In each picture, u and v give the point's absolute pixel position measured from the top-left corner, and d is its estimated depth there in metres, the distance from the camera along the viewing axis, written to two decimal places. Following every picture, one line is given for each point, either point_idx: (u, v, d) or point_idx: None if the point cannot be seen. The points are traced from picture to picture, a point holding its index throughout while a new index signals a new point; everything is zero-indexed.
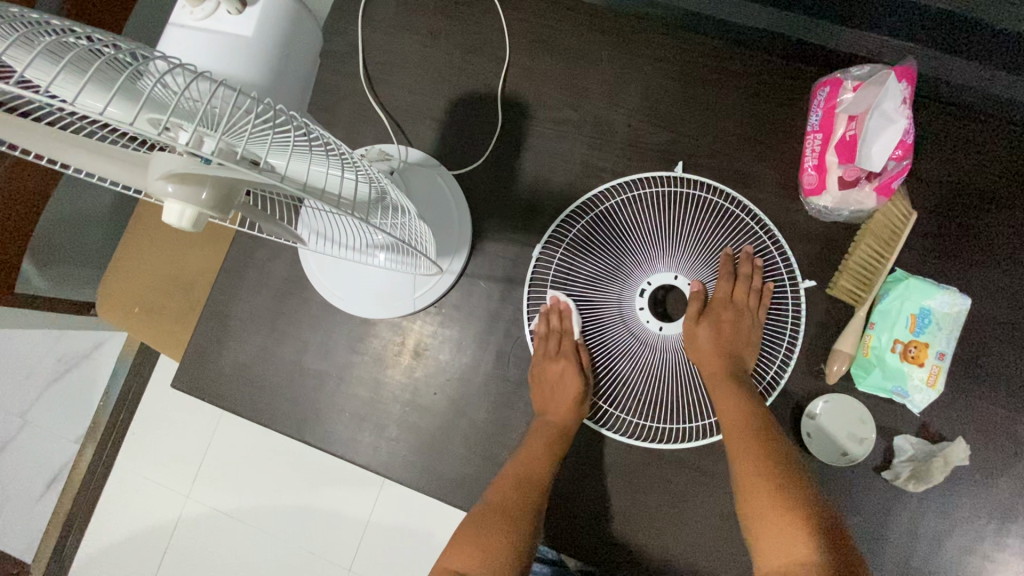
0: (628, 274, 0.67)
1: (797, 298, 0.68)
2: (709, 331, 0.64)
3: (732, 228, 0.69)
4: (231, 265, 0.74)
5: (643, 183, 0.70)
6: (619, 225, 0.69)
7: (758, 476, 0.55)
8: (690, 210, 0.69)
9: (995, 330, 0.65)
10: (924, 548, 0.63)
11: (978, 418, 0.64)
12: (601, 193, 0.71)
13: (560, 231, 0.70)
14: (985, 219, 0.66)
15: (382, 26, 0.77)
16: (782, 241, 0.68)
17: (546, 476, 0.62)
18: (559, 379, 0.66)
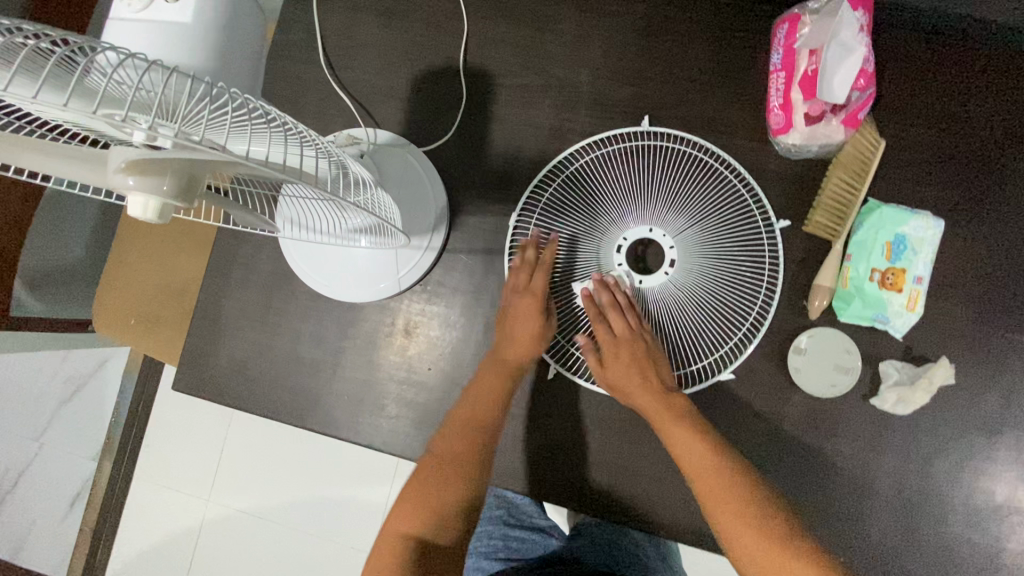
0: (605, 231, 0.69)
1: (774, 240, 0.67)
2: (625, 358, 0.65)
3: (707, 175, 0.68)
4: (217, 265, 0.76)
5: (613, 139, 0.71)
6: (592, 183, 0.70)
7: (716, 481, 0.57)
8: (660, 162, 0.69)
9: (973, 250, 0.65)
10: (919, 469, 0.65)
11: (963, 338, 0.65)
12: (573, 153, 0.71)
13: (536, 194, 0.71)
14: (959, 140, 0.66)
15: (338, 11, 0.77)
16: (754, 184, 0.67)
17: (490, 415, 0.65)
18: (519, 312, 0.67)
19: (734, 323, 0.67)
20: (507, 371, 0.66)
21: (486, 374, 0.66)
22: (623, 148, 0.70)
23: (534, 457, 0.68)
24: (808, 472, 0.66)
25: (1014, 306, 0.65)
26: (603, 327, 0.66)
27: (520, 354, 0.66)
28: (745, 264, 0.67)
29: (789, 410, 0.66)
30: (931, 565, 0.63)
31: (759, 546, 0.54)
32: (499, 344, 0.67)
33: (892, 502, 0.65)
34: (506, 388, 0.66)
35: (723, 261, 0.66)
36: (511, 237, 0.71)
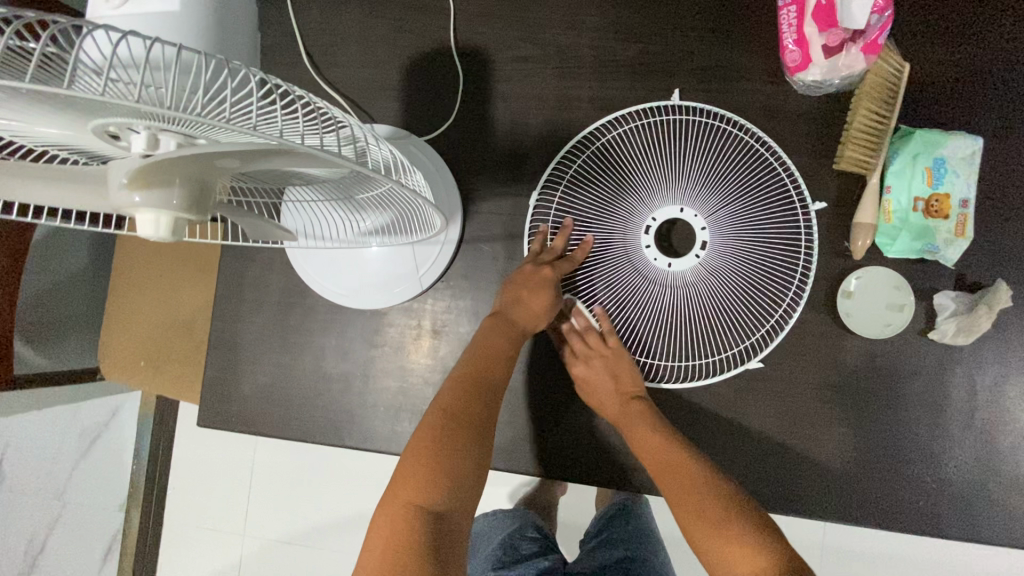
0: (631, 212, 0.65)
1: (806, 207, 0.64)
2: (597, 363, 0.64)
3: (727, 140, 0.65)
4: (226, 288, 0.72)
5: (640, 113, 0.67)
6: (621, 158, 0.66)
7: (667, 475, 0.57)
8: (680, 136, 0.65)
9: (1014, 164, 0.62)
10: (987, 400, 0.62)
11: (1015, 258, 0.62)
12: (605, 124, 0.68)
13: (553, 183, 0.68)
14: (987, 53, 0.63)
15: (315, 6, 0.73)
16: (779, 150, 0.64)
17: (495, 387, 0.60)
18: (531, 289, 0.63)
19: (778, 292, 0.64)
20: (515, 336, 0.63)
21: (487, 336, 0.62)
22: (639, 125, 0.67)
23: (588, 441, 0.66)
24: (871, 416, 0.63)
25: None
26: (577, 342, 0.66)
27: (529, 320, 0.63)
28: (780, 229, 0.64)
29: (845, 356, 0.64)
30: (1012, 493, 0.61)
31: (712, 536, 0.53)
32: (503, 308, 0.64)
33: (963, 437, 0.62)
34: (512, 352, 0.63)
35: (756, 232, 0.63)
36: (532, 230, 0.68)
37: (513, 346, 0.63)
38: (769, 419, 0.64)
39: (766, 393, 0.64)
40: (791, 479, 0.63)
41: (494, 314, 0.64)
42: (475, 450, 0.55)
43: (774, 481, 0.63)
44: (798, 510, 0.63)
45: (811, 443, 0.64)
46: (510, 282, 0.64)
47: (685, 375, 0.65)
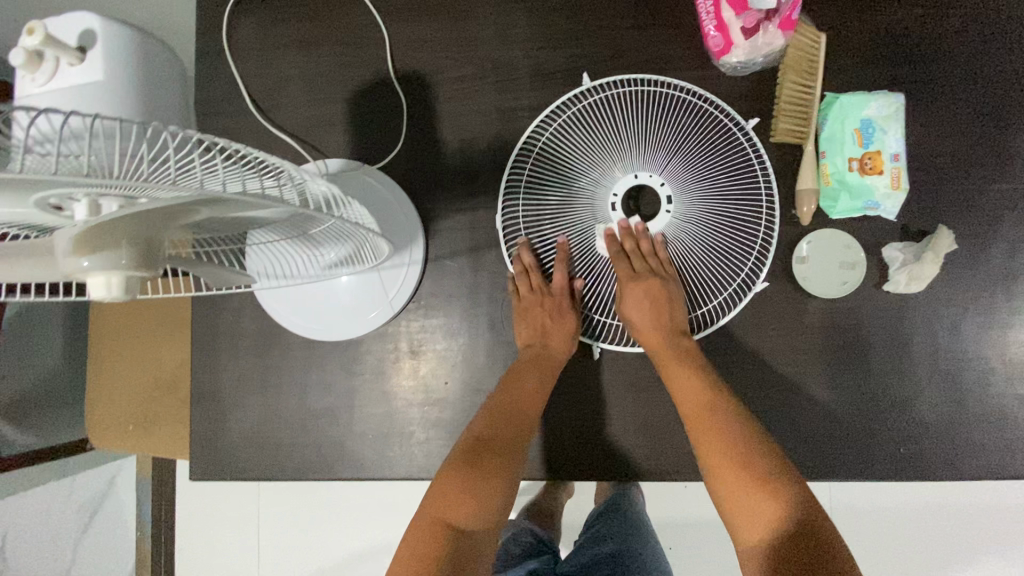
0: (593, 191, 0.67)
1: (762, 159, 0.66)
2: (643, 294, 0.63)
3: (678, 106, 0.67)
4: (201, 340, 0.73)
5: (584, 95, 0.69)
6: (573, 141, 0.68)
7: (703, 423, 0.56)
8: (628, 107, 0.68)
9: (937, 115, 0.66)
10: (947, 339, 0.65)
11: (952, 201, 0.65)
12: (549, 115, 0.69)
13: (517, 172, 0.69)
14: (895, 15, 0.67)
15: (253, 53, 0.75)
16: (727, 108, 0.66)
17: (530, 411, 0.61)
18: (541, 311, 0.66)
19: (744, 247, 0.66)
20: (551, 367, 0.64)
21: (525, 368, 0.64)
22: (591, 103, 0.68)
23: (577, 437, 0.67)
24: (842, 373, 0.66)
25: (990, 158, 0.65)
26: (628, 266, 0.65)
27: (562, 346, 0.65)
28: (741, 186, 0.65)
29: (809, 319, 0.66)
30: (984, 425, 0.64)
31: (741, 488, 0.52)
32: (534, 339, 0.65)
33: (930, 378, 0.65)
34: (550, 380, 0.64)
35: (720, 188, 0.65)
36: (502, 222, 0.69)
37: (550, 379, 0.64)
38: (746, 389, 0.66)
39: (739, 365, 0.67)
40: (775, 444, 0.65)
41: (529, 346, 0.65)
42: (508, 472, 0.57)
43: None
44: None
45: (790, 406, 0.66)
46: (523, 310, 0.67)
47: None
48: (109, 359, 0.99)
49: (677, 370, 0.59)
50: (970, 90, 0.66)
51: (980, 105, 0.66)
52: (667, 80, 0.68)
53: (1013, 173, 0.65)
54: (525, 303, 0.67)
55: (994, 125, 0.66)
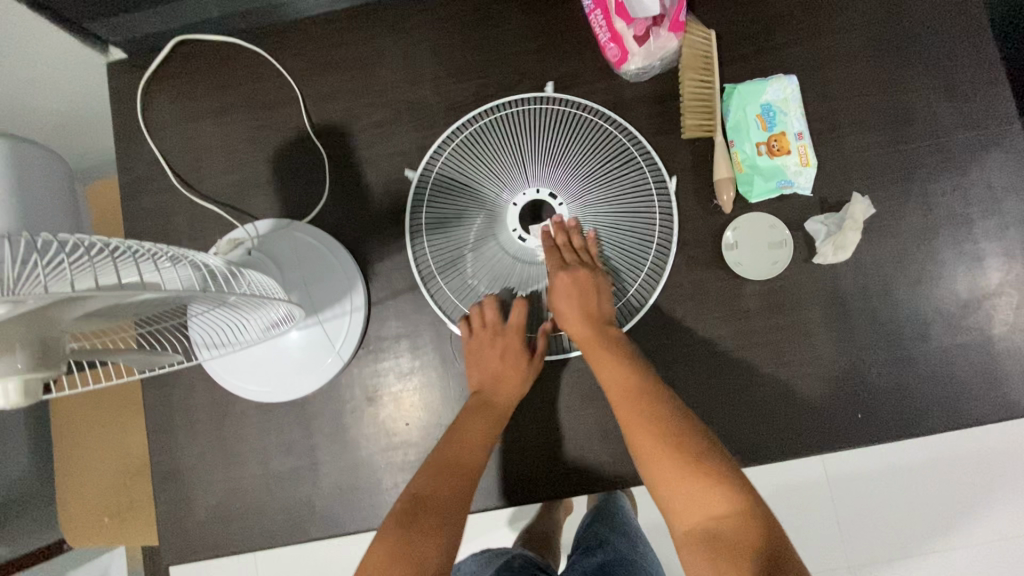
0: (490, 212, 0.69)
1: (642, 147, 0.69)
2: (567, 282, 0.63)
3: (556, 117, 0.70)
4: (154, 420, 0.71)
5: (461, 128, 0.71)
6: (461, 175, 0.70)
7: (631, 407, 0.55)
8: (504, 132, 0.70)
9: (833, 90, 0.69)
10: (882, 301, 0.67)
11: (861, 169, 0.68)
12: (431, 156, 0.71)
13: (415, 210, 0.70)
14: (778, 4, 0.70)
15: (171, 129, 0.76)
16: (598, 109, 0.69)
17: (474, 462, 0.60)
18: (491, 361, 0.65)
19: (646, 230, 0.68)
20: (498, 415, 0.64)
21: (473, 418, 0.63)
22: (475, 131, 0.71)
23: (542, 456, 0.67)
24: (791, 351, 0.67)
25: (890, 123, 0.68)
26: (554, 258, 0.65)
27: (509, 394, 0.65)
28: (630, 183, 0.68)
29: (750, 303, 0.67)
30: (932, 379, 0.66)
31: (676, 477, 0.51)
32: (485, 385, 0.65)
33: (873, 341, 0.66)
34: (493, 435, 0.63)
35: (610, 188, 0.68)
36: (415, 262, 0.69)
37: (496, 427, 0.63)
38: (701, 382, 0.67)
39: (690, 359, 0.67)
40: (738, 432, 0.66)
41: (477, 394, 0.65)
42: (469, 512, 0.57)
43: (722, 439, 0.66)
44: (752, 458, 0.66)
45: (746, 392, 0.67)
46: (476, 360, 0.66)
47: None
48: (79, 452, 0.96)
49: (607, 362, 0.59)
50: (860, 62, 0.69)
51: (871, 74, 0.69)
52: (540, 95, 0.70)
53: (914, 134, 0.68)
54: (475, 347, 0.66)
55: (889, 91, 0.69)
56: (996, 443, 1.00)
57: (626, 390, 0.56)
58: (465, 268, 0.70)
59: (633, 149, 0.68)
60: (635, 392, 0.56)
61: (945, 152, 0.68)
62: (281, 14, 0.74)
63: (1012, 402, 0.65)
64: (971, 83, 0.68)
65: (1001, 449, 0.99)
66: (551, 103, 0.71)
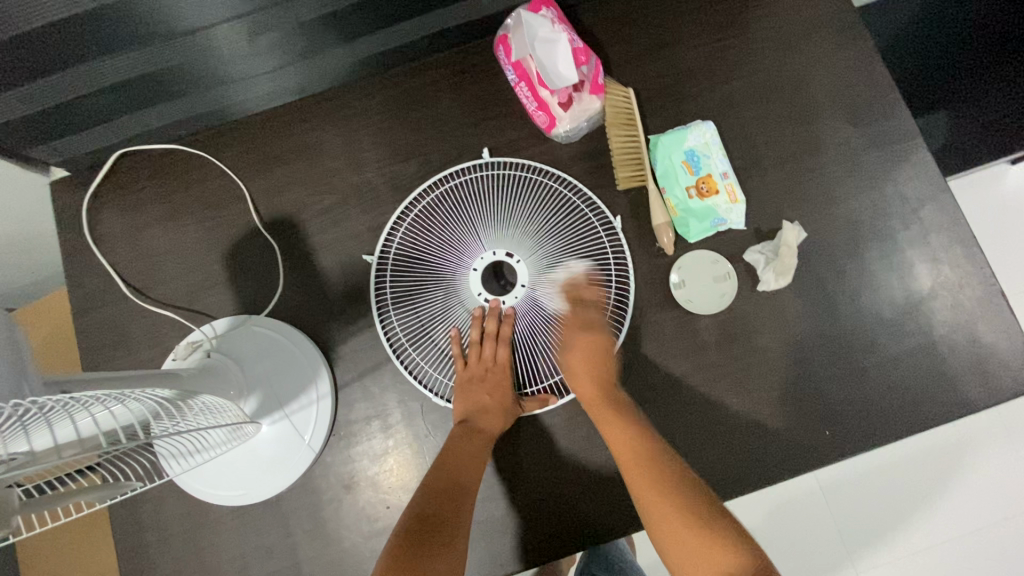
0: (454, 278, 0.70)
1: (586, 198, 0.72)
2: (588, 341, 0.66)
3: (502, 181, 0.73)
4: (124, 540, 0.68)
5: (414, 203, 0.73)
6: (420, 248, 0.71)
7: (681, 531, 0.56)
8: (458, 199, 0.72)
9: (748, 129, 0.74)
10: (829, 318, 0.70)
11: (788, 197, 0.72)
12: (388, 233, 0.73)
13: (378, 289, 0.71)
14: (686, 58, 0.75)
15: (119, 240, 0.76)
16: (541, 168, 0.73)
17: (468, 482, 0.59)
18: (480, 389, 0.66)
19: (604, 277, 0.71)
20: (485, 443, 0.63)
21: (457, 443, 0.62)
22: (427, 204, 0.73)
23: (527, 519, 0.67)
24: (751, 378, 0.69)
25: (806, 152, 0.73)
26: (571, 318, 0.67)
27: (493, 423, 0.64)
28: (582, 234, 0.71)
29: (705, 337, 0.70)
30: (888, 386, 0.68)
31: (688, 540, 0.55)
32: (471, 414, 0.64)
33: (828, 357, 0.69)
34: (485, 456, 0.62)
35: (563, 241, 0.70)
36: (384, 338, 0.69)
37: (483, 454, 0.62)
38: (672, 422, 0.68)
39: (658, 401, 0.69)
40: (714, 466, 0.67)
41: (463, 422, 0.64)
42: (458, 528, 0.55)
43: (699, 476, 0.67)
44: (731, 491, 0.67)
45: (716, 424, 0.68)
46: (463, 389, 0.66)
47: (570, 386, 0.69)
48: None
49: (654, 496, 0.58)
50: (770, 101, 0.74)
51: (781, 110, 0.74)
52: (481, 160, 0.73)
53: (829, 159, 0.73)
54: (461, 379, 0.67)
55: (799, 124, 0.74)
56: (981, 431, 1.01)
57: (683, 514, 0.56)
58: (435, 337, 0.70)
59: (578, 201, 0.72)
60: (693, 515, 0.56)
61: (860, 173, 0.73)
62: (219, 116, 0.76)
63: (964, 398, 0.68)
64: (871, 106, 0.74)
65: (988, 435, 1.00)
66: (494, 166, 0.74)
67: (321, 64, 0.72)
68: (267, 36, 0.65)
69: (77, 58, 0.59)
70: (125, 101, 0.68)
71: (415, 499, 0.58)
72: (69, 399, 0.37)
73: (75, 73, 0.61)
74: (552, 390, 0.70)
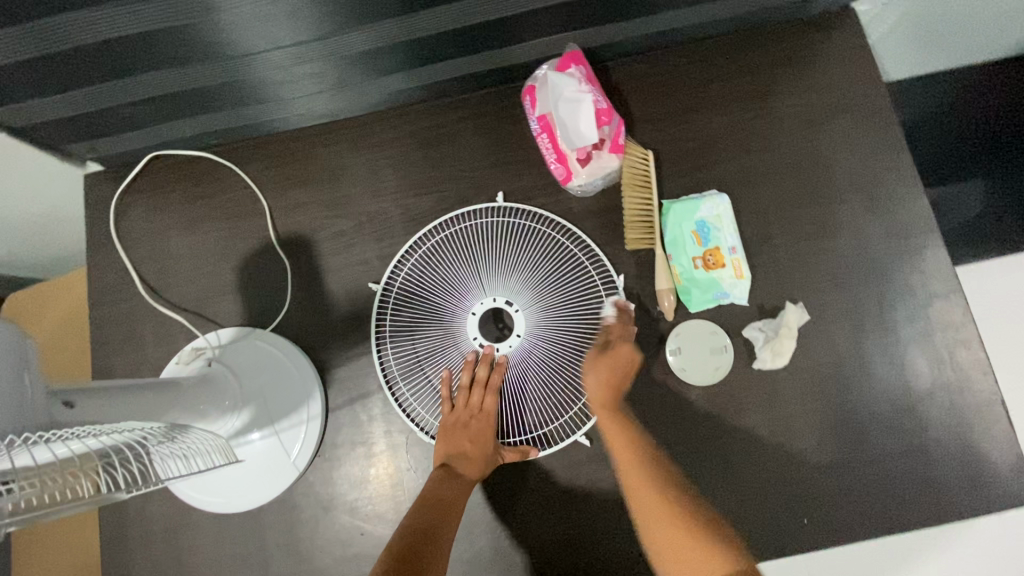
0: (453, 318, 0.71)
1: (593, 254, 0.73)
2: (613, 358, 0.66)
3: (513, 227, 0.74)
4: (108, 529, 0.71)
5: (425, 239, 0.75)
6: (424, 284, 0.73)
7: (681, 541, 0.57)
8: (467, 240, 0.74)
9: (764, 203, 0.74)
10: (822, 404, 0.69)
11: (795, 277, 0.72)
12: (396, 266, 0.75)
13: (379, 318, 0.73)
14: (710, 126, 0.76)
15: (141, 238, 0.79)
16: (552, 219, 0.74)
17: (445, 525, 0.60)
18: (465, 433, 0.67)
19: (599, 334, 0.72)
20: (463, 489, 0.64)
21: (437, 487, 0.63)
22: (437, 241, 0.74)
23: (494, 564, 0.68)
24: (736, 455, 0.69)
25: (819, 234, 0.73)
26: (603, 332, 0.68)
27: (473, 469, 0.65)
28: (583, 289, 0.72)
29: (695, 408, 0.70)
30: (872, 481, 0.68)
31: (681, 542, 0.57)
32: (452, 458, 0.66)
33: (814, 443, 0.69)
34: (462, 503, 0.64)
35: (563, 295, 0.71)
36: (379, 368, 0.71)
37: (459, 501, 0.63)
38: None
39: None
40: None
41: (443, 466, 0.65)
42: (432, 573, 0.55)
43: None
44: None
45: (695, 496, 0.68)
46: (447, 431, 0.67)
47: (552, 439, 0.70)
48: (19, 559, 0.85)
49: (660, 510, 0.59)
50: (789, 179, 0.74)
51: (799, 189, 0.74)
52: (495, 205, 0.75)
53: (841, 243, 0.73)
54: (446, 422, 0.68)
55: (816, 204, 0.74)
56: None
57: (693, 531, 0.57)
58: (427, 372, 0.72)
59: (584, 256, 0.73)
60: (697, 525, 0.58)
61: (873, 261, 0.72)
62: (252, 131, 0.78)
63: (948, 505, 0.67)
64: (891, 194, 0.73)
65: None
66: (507, 212, 0.75)
67: (353, 94, 0.74)
68: (305, 66, 0.67)
69: (120, 73, 0.62)
70: (162, 111, 0.70)
71: (393, 540, 0.58)
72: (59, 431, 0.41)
73: (116, 86, 0.64)
74: (535, 441, 0.70)
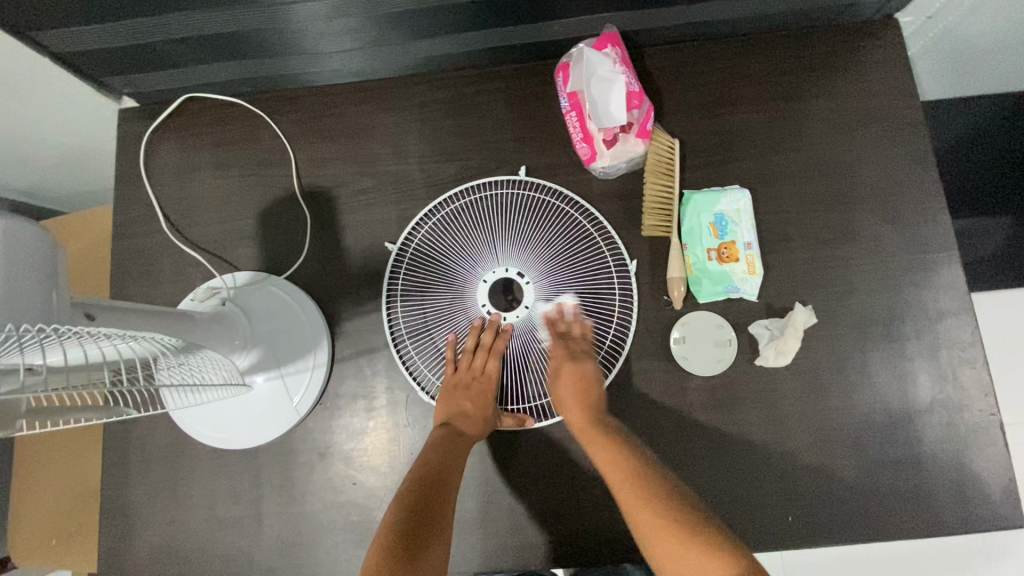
0: (463, 284, 0.73)
1: (608, 236, 0.74)
2: (574, 374, 0.66)
3: (532, 201, 0.75)
4: (111, 453, 0.73)
5: (444, 205, 0.76)
6: (438, 248, 0.74)
7: (686, 551, 0.51)
8: (486, 210, 0.75)
9: (784, 203, 0.74)
10: (819, 407, 0.70)
11: (806, 279, 0.72)
12: (412, 229, 0.76)
13: (392, 278, 0.74)
14: (738, 122, 0.76)
15: (168, 176, 0.81)
16: (572, 197, 0.74)
17: (445, 480, 0.62)
18: (467, 394, 0.68)
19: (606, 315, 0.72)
20: (463, 446, 0.65)
21: (438, 444, 0.64)
22: (456, 207, 0.75)
23: (479, 527, 0.69)
24: (728, 447, 0.70)
25: (836, 239, 0.73)
26: (559, 346, 0.68)
27: (474, 428, 0.66)
28: (594, 269, 0.73)
29: (693, 396, 0.71)
30: (860, 488, 0.68)
31: (679, 550, 0.51)
32: (453, 417, 0.67)
33: (807, 444, 0.69)
34: (462, 460, 0.65)
35: (574, 272, 0.72)
36: (387, 326, 0.73)
37: (461, 458, 0.64)
38: None
39: None
40: None
41: (444, 424, 0.66)
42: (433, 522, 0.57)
43: None
44: None
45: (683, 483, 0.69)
46: (449, 391, 0.69)
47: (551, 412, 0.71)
48: (26, 465, 0.87)
49: (652, 517, 0.54)
50: (812, 181, 0.74)
51: (820, 193, 0.74)
52: (517, 177, 0.75)
53: (857, 250, 0.73)
54: (449, 383, 0.69)
55: (836, 210, 0.74)
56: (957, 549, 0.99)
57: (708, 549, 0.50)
58: (433, 335, 0.73)
59: (599, 237, 0.74)
60: (706, 540, 0.51)
61: (886, 272, 0.72)
62: (285, 82, 0.80)
63: (933, 519, 0.67)
64: (913, 208, 0.73)
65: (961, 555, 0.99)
66: (528, 186, 0.76)
67: (387, 55, 0.75)
68: (343, 21, 0.68)
69: (163, 8, 0.63)
70: (200, 52, 0.71)
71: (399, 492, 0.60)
72: (86, 331, 0.42)
73: (160, 21, 0.65)
74: (533, 412, 0.71)
